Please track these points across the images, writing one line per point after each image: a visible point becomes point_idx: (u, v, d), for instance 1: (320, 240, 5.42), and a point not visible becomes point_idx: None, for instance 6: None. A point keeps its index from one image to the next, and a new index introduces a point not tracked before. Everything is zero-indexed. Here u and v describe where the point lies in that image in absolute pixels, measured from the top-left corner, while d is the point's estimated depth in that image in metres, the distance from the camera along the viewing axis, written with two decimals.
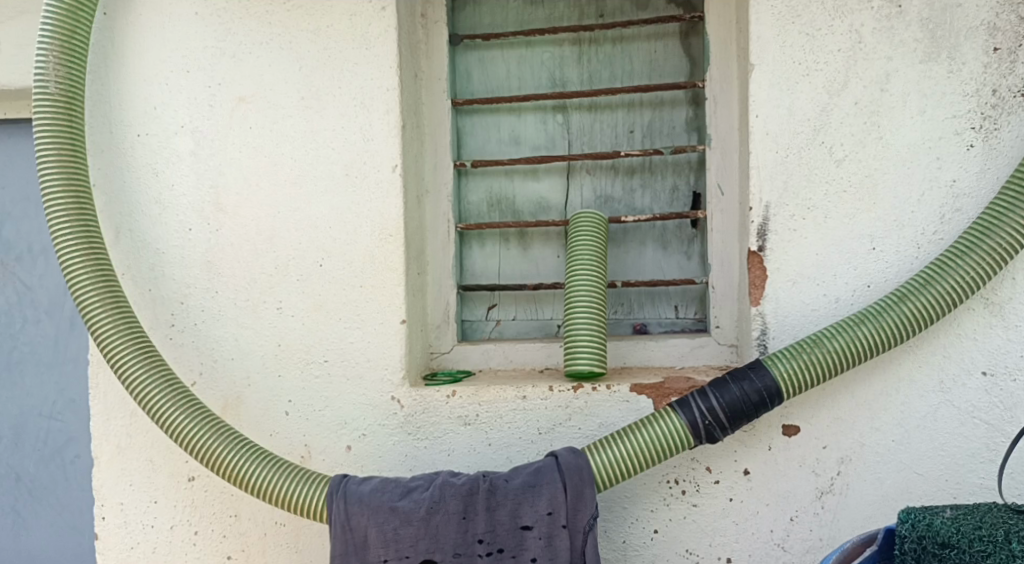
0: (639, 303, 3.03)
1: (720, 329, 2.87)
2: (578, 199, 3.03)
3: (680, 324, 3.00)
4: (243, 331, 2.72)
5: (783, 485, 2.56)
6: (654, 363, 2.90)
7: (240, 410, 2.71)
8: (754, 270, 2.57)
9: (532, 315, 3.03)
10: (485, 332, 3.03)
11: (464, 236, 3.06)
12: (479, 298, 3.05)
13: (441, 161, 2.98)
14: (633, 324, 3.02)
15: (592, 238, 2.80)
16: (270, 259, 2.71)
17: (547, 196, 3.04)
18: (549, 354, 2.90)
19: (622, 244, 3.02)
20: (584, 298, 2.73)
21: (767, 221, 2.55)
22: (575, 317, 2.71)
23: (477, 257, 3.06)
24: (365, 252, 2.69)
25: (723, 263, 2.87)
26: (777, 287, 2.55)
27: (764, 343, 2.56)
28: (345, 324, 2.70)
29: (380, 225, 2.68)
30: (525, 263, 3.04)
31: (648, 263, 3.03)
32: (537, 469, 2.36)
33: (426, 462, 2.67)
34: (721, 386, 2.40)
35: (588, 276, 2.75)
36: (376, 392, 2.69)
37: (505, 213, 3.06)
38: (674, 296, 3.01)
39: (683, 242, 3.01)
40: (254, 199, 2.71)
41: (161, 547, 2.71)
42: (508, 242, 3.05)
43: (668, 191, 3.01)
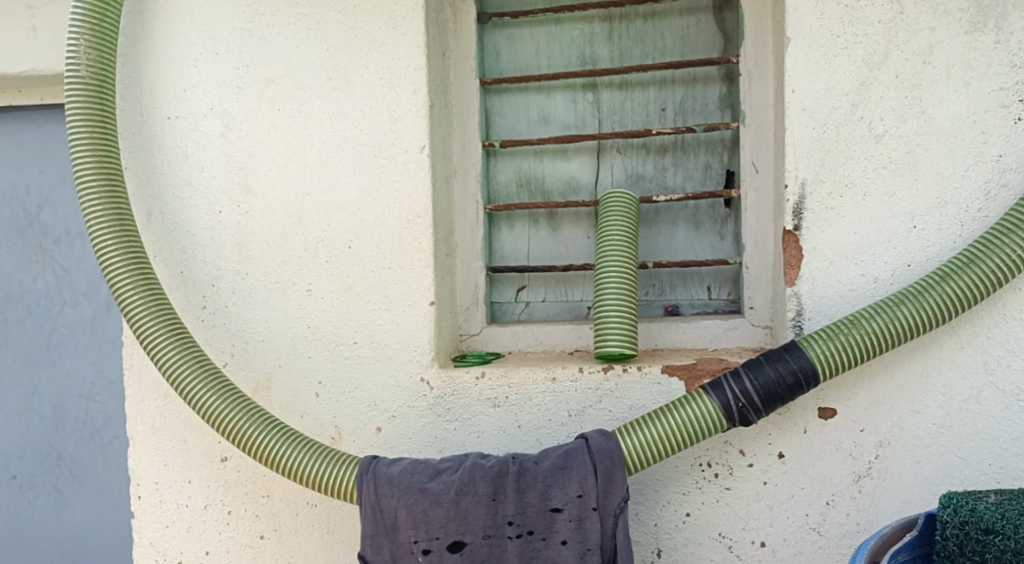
0: (671, 284, 2.98)
1: (754, 310, 2.82)
2: (608, 178, 2.99)
3: (713, 305, 2.95)
4: (274, 312, 2.72)
5: (820, 469, 2.51)
6: (686, 345, 2.86)
7: (271, 391, 2.72)
8: (789, 250, 2.51)
9: (561, 297, 3.00)
10: (514, 314, 3.00)
11: (493, 218, 3.03)
12: (508, 280, 3.02)
13: (470, 141, 2.95)
14: (665, 306, 2.97)
15: (623, 218, 2.75)
16: (300, 240, 2.70)
17: (577, 176, 3.00)
18: (579, 336, 2.87)
19: (654, 225, 2.98)
20: (614, 281, 2.69)
21: (803, 199, 2.49)
22: (606, 300, 2.68)
23: (506, 238, 3.03)
24: (394, 233, 2.67)
25: (757, 243, 2.81)
26: (813, 267, 2.50)
27: (799, 324, 2.51)
28: (375, 306, 2.69)
29: (410, 206, 2.67)
30: (555, 244, 3.01)
31: (681, 244, 2.97)
32: (567, 452, 2.34)
33: (456, 445, 2.66)
34: (755, 368, 2.35)
35: (619, 257, 2.71)
36: (406, 373, 2.68)
37: (534, 194, 3.02)
38: (707, 277, 2.96)
39: (716, 221, 2.95)
40: (283, 181, 2.70)
41: (195, 526, 2.73)
42: (537, 223, 3.02)
43: (700, 170, 2.95)
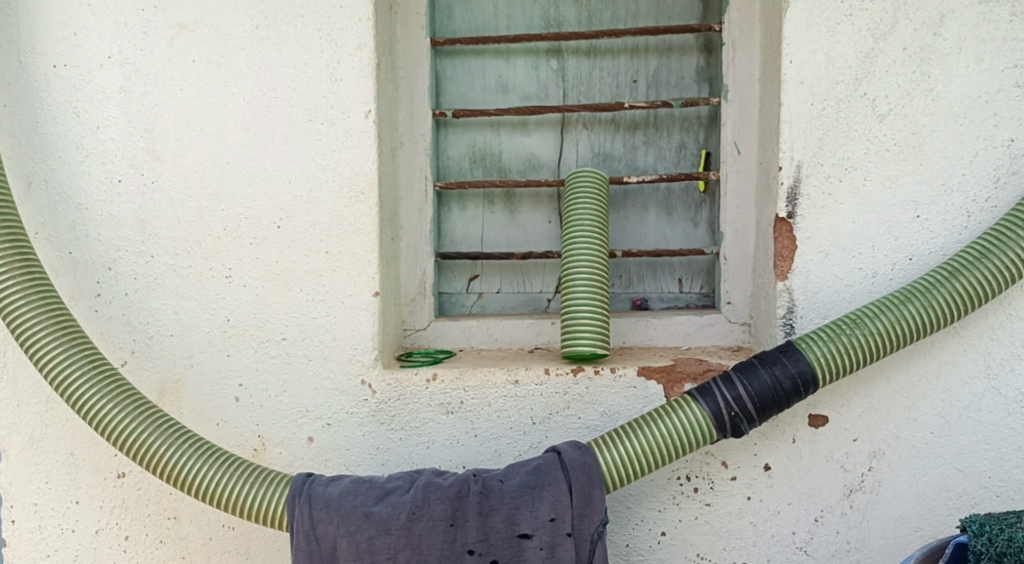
0: (639, 275, 2.70)
1: (732, 305, 2.56)
2: (573, 156, 2.69)
3: (684, 299, 2.68)
4: (185, 302, 2.30)
5: (809, 482, 2.23)
6: (657, 343, 2.58)
7: (181, 395, 2.31)
8: (781, 240, 2.25)
9: (518, 288, 2.70)
10: (465, 306, 2.69)
11: (443, 197, 2.69)
12: (460, 269, 2.70)
13: (418, 109, 2.59)
14: (632, 299, 2.69)
15: (593, 201, 2.45)
16: (217, 218, 2.29)
17: (537, 153, 2.69)
18: (539, 332, 2.56)
19: (621, 209, 2.69)
20: (584, 277, 2.38)
21: (798, 184, 2.23)
22: (574, 297, 2.37)
23: (458, 221, 2.70)
24: (331, 211, 2.29)
25: (737, 232, 2.55)
26: (807, 259, 2.24)
27: (791, 322, 2.25)
28: (308, 297, 2.30)
29: (350, 180, 2.29)
30: (513, 229, 2.70)
31: (650, 230, 2.70)
32: (537, 468, 2.02)
33: (402, 457, 2.32)
34: (749, 373, 2.08)
35: (589, 244, 2.41)
36: (343, 374, 2.31)
37: (490, 172, 2.70)
38: (679, 268, 2.69)
39: (689, 207, 2.68)
40: (197, 147, 2.28)
41: (83, 555, 2.30)
42: (493, 205, 2.70)
43: (674, 149, 2.67)
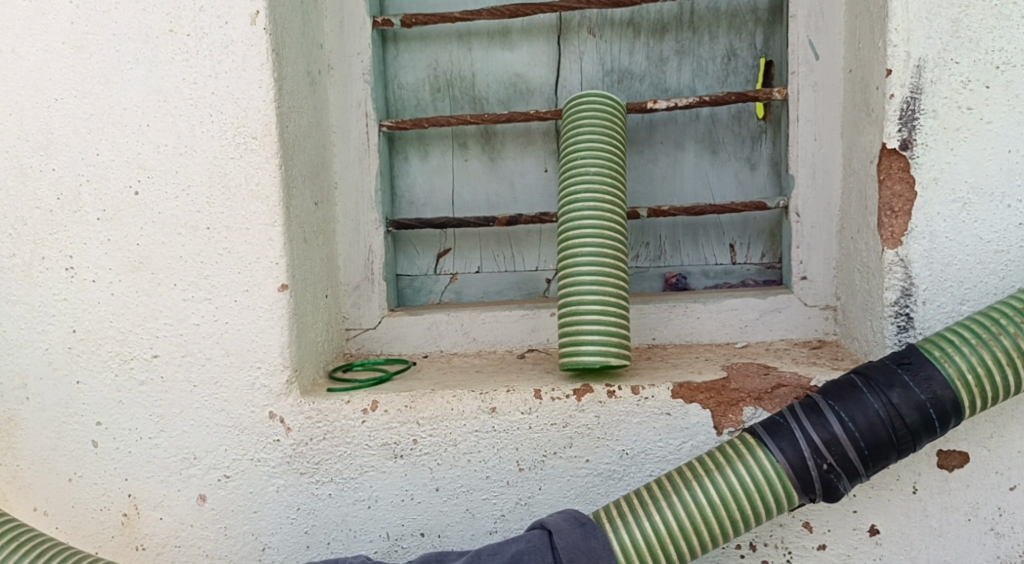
0: (674, 242, 1.93)
1: (808, 282, 1.79)
2: (576, 76, 1.91)
3: (738, 275, 1.92)
4: (10, 308, 1.59)
5: (939, 553, 1.47)
6: (701, 338, 1.82)
7: (16, 440, 1.62)
8: (890, 185, 1.47)
9: (505, 266, 1.94)
10: (433, 293, 1.94)
11: (396, 141, 1.92)
12: (424, 241, 1.94)
13: (351, 15, 1.81)
14: (665, 277, 1.93)
15: (602, 139, 1.67)
16: (47, 182, 1.56)
17: (526, 73, 1.92)
18: (533, 329, 1.81)
19: (646, 149, 1.92)
20: (591, 256, 1.61)
21: (918, 94, 1.43)
22: (578, 287, 1.61)
23: (418, 174, 1.94)
24: (212, 166, 1.55)
25: (816, 175, 1.76)
26: (931, 212, 1.45)
27: (907, 311, 1.47)
28: (184, 295, 1.57)
29: (236, 119, 1.54)
30: (495, 183, 1.93)
31: (689, 178, 1.92)
32: (514, 560, 1.28)
33: (333, 522, 1.60)
34: (849, 400, 1.30)
35: (596, 203, 1.64)
36: (241, 406, 1.58)
37: (459, 103, 1.93)
38: (729, 230, 1.92)
39: (742, 142, 1.90)
40: (13, 80, 1.55)
41: None
42: (466, 150, 1.93)
43: (719, 60, 1.89)
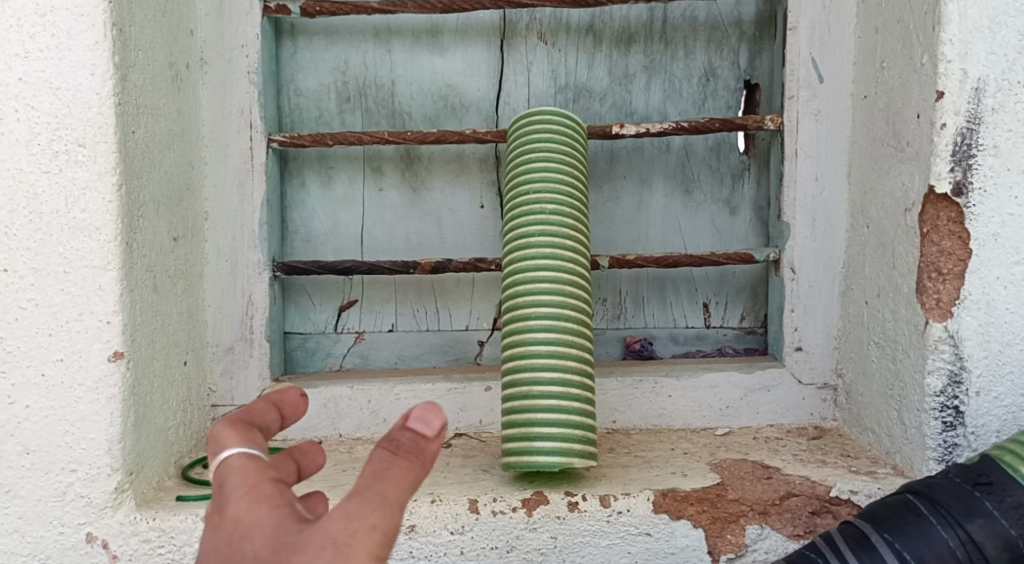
0: (637, 299, 1.57)
1: (804, 354, 1.45)
2: (521, 90, 1.54)
3: (712, 342, 1.57)
4: None
5: None
6: (673, 422, 1.45)
7: None
8: (937, 239, 1.15)
9: (427, 323, 1.52)
10: (333, 356, 1.51)
11: (290, 161, 1.50)
12: (322, 290, 1.51)
13: None
14: (627, 342, 1.56)
15: (561, 168, 1.29)
16: None
17: (460, 83, 1.53)
18: (463, 408, 1.40)
19: (606, 185, 1.56)
20: (546, 322, 1.22)
21: (975, 125, 1.12)
22: (529, 362, 1.21)
23: (318, 204, 1.51)
24: (16, 183, 1.09)
25: (817, 223, 1.43)
26: (989, 276, 1.14)
27: (956, 404, 1.15)
28: None
29: (55, 118, 1.09)
30: (417, 218, 1.52)
31: (656, 221, 1.57)
32: None
33: None
34: (913, 532, 0.96)
35: (553, 251, 1.25)
36: (46, 526, 1.11)
37: (374, 116, 1.52)
38: (704, 286, 1.57)
39: (721, 180, 1.56)
40: None
41: None
42: (381, 176, 1.51)
43: (696, 78, 1.54)
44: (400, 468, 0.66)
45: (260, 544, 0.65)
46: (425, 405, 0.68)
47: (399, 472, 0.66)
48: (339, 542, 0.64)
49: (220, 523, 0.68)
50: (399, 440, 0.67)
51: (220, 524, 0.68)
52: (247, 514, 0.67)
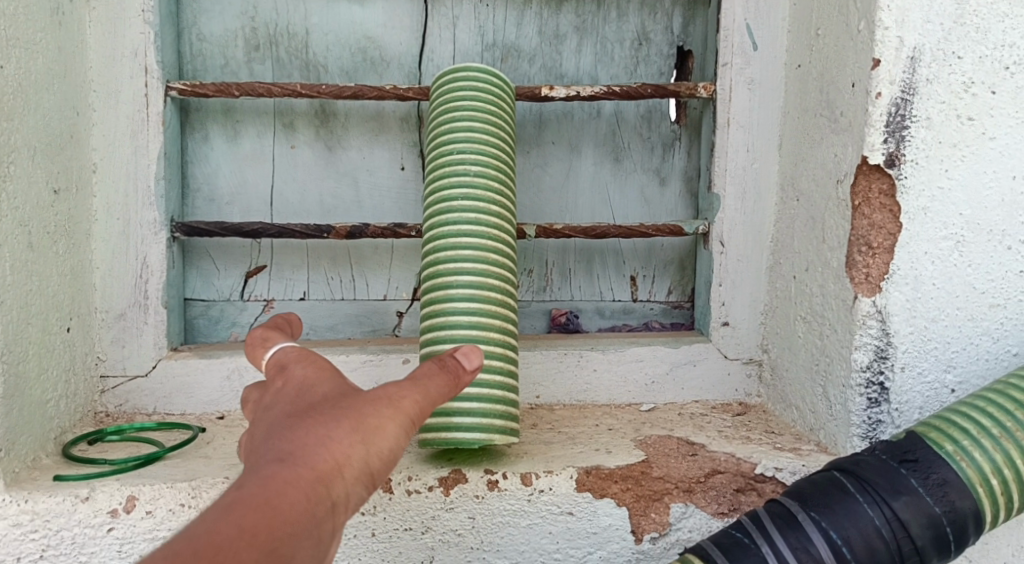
0: (563, 270, 1.52)
1: (730, 329, 1.42)
2: (446, 46, 1.45)
3: (639, 316, 1.53)
4: None
5: None
6: (596, 397, 1.41)
7: None
8: (867, 212, 1.12)
9: (342, 292, 1.44)
10: (239, 326, 1.42)
11: (192, 113, 1.39)
12: (227, 254, 1.41)
13: None
14: (552, 314, 1.51)
15: (487, 129, 1.22)
16: None
17: (380, 37, 1.44)
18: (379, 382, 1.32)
19: (534, 150, 1.50)
20: (468, 291, 1.16)
21: (910, 95, 1.09)
22: (450, 332, 1.14)
23: (224, 161, 1.41)
24: None
25: (747, 196, 1.39)
26: (917, 251, 1.11)
27: (880, 381, 1.13)
28: None
29: None
30: (332, 179, 1.43)
31: (584, 190, 1.51)
32: None
33: None
34: (840, 511, 0.92)
35: (477, 216, 1.18)
36: None
37: (286, 68, 1.42)
38: (631, 258, 1.52)
39: (652, 149, 1.52)
40: None
41: None
42: (294, 133, 1.42)
43: (628, 42, 1.49)
44: (439, 377, 0.81)
45: (325, 390, 0.78)
46: (470, 346, 0.84)
47: (438, 383, 0.80)
48: (385, 398, 0.77)
49: (285, 378, 0.81)
50: (445, 360, 0.83)
51: (280, 382, 0.81)
52: (309, 373, 0.80)
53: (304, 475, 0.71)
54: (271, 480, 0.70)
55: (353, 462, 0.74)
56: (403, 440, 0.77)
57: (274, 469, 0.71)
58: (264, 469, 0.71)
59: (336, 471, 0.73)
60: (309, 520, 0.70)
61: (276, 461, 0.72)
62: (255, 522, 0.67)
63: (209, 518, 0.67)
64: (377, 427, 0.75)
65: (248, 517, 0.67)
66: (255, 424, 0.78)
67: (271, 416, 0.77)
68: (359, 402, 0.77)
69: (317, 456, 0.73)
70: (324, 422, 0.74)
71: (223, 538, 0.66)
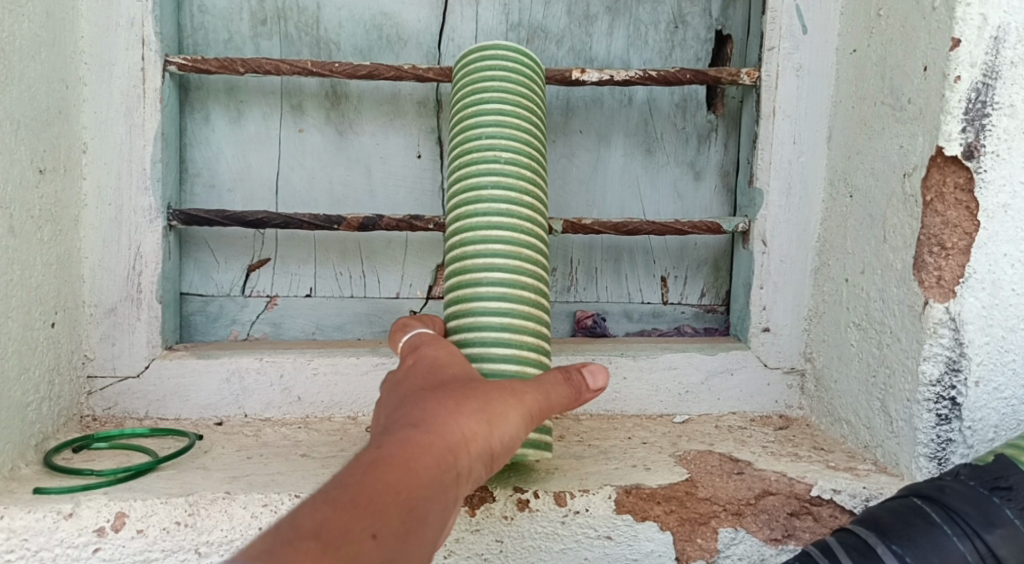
0: (590, 270, 1.41)
1: (771, 336, 1.31)
2: (467, 25, 1.34)
3: (669, 319, 1.42)
4: None
5: None
6: (626, 407, 1.30)
7: None
8: (941, 209, 1.01)
9: (351, 288, 1.32)
10: (240, 324, 1.30)
11: (191, 91, 1.27)
12: (228, 245, 1.30)
13: None
14: (576, 317, 1.40)
15: (519, 113, 1.09)
16: None
17: (396, 12, 1.33)
18: None
19: (560, 140, 1.39)
20: (499, 290, 1.03)
21: (992, 80, 0.99)
22: (478, 336, 1.02)
23: (225, 144, 1.29)
24: None
25: (793, 191, 1.28)
26: (996, 252, 1.01)
27: (953, 395, 1.03)
28: None
29: None
30: (342, 166, 1.32)
31: (614, 183, 1.41)
32: None
33: None
34: (927, 546, 0.82)
35: (509, 207, 1.06)
36: None
37: (294, 45, 1.31)
38: (663, 257, 1.42)
39: (686, 140, 1.41)
40: None
41: None
42: (301, 115, 1.30)
43: (663, 24, 1.38)
44: (562, 387, 0.84)
45: (455, 375, 0.84)
46: (598, 366, 0.86)
47: (561, 387, 0.83)
48: (512, 390, 0.82)
49: (419, 364, 0.87)
50: (571, 375, 0.85)
51: (413, 368, 0.87)
52: (443, 361, 0.87)
53: (437, 443, 0.75)
54: (408, 443, 0.73)
55: (478, 440, 0.78)
56: (524, 432, 0.81)
57: (410, 433, 0.75)
58: (400, 433, 0.75)
59: (464, 444, 0.76)
60: (437, 488, 0.72)
61: (414, 428, 0.75)
62: (393, 481, 0.70)
63: (350, 474, 0.70)
64: (502, 413, 0.80)
65: (387, 476, 0.70)
66: (390, 395, 0.84)
67: (405, 391, 0.83)
68: (488, 390, 0.82)
69: (449, 428, 0.76)
70: (457, 401, 0.79)
71: (366, 491, 0.68)
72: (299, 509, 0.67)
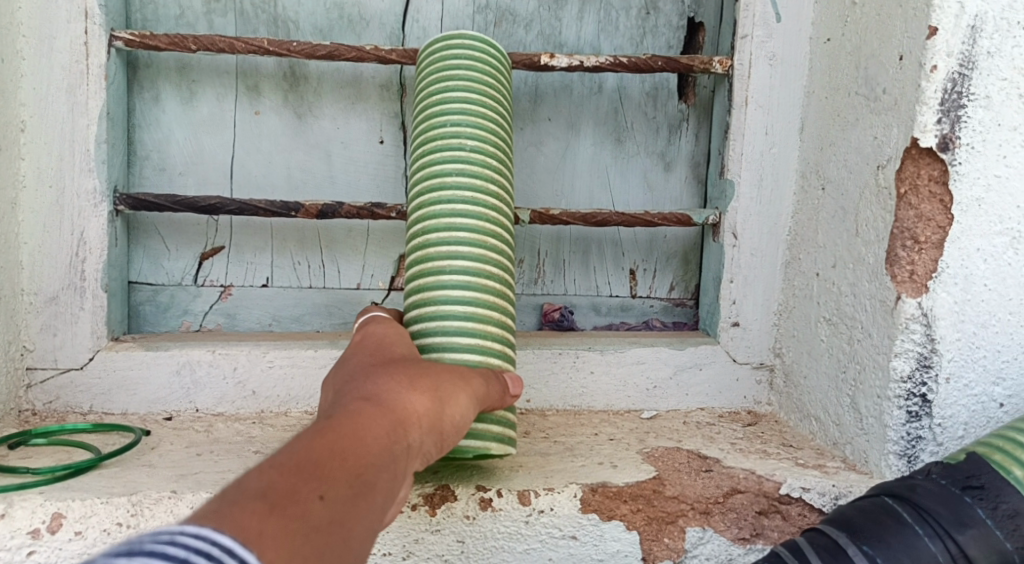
0: (557, 261, 1.38)
1: (741, 331, 1.28)
2: (433, 6, 1.30)
3: (638, 313, 1.40)
4: None
5: None
6: (593, 402, 1.27)
7: None
8: (914, 202, 0.99)
9: (311, 278, 1.28)
10: (192, 314, 1.25)
11: (141, 71, 1.22)
12: (180, 232, 1.24)
13: None
14: (543, 310, 1.37)
15: (486, 98, 1.05)
16: None
17: None
18: None
19: (527, 127, 1.35)
20: (462, 278, 0.99)
21: (968, 70, 0.97)
22: (442, 325, 0.97)
23: (176, 127, 1.24)
24: None
25: (765, 182, 1.26)
26: (970, 247, 0.99)
27: (923, 392, 1.01)
28: None
29: None
30: (301, 151, 1.27)
31: (582, 173, 1.37)
32: None
33: None
34: (898, 545, 0.80)
35: (475, 193, 1.01)
36: None
37: (252, 23, 1.26)
38: (631, 249, 1.39)
39: (656, 130, 1.38)
40: None
41: None
42: (258, 97, 1.25)
43: (634, 10, 1.34)
44: (494, 381, 0.87)
45: (403, 354, 0.82)
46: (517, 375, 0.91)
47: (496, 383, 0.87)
48: (458, 374, 0.81)
49: (363, 342, 0.85)
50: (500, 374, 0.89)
51: (359, 347, 0.85)
52: (390, 340, 0.85)
53: (387, 413, 0.72)
54: (358, 411, 0.70)
55: (428, 415, 0.75)
56: (469, 416, 0.80)
57: (359, 404, 0.71)
58: (351, 404, 0.71)
59: (414, 418, 0.74)
60: (387, 457, 0.68)
61: (363, 399, 0.72)
62: (343, 445, 0.65)
63: (297, 440, 0.65)
64: (452, 391, 0.78)
65: (337, 441, 0.65)
66: (336, 371, 0.81)
67: (353, 366, 0.80)
68: (436, 371, 0.80)
69: (399, 401, 0.74)
70: (407, 376, 0.77)
71: (315, 455, 0.63)
72: (243, 476, 0.60)
